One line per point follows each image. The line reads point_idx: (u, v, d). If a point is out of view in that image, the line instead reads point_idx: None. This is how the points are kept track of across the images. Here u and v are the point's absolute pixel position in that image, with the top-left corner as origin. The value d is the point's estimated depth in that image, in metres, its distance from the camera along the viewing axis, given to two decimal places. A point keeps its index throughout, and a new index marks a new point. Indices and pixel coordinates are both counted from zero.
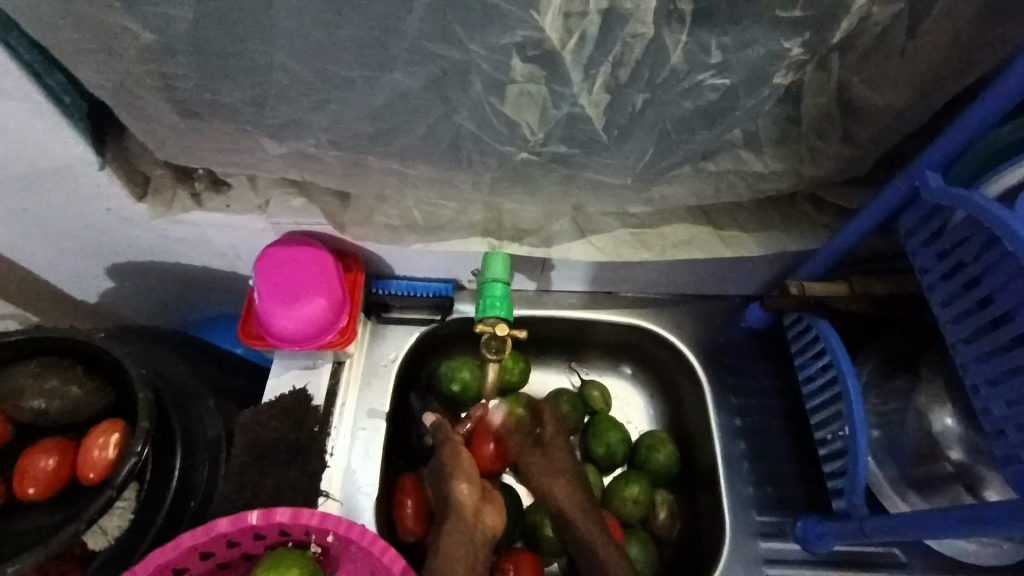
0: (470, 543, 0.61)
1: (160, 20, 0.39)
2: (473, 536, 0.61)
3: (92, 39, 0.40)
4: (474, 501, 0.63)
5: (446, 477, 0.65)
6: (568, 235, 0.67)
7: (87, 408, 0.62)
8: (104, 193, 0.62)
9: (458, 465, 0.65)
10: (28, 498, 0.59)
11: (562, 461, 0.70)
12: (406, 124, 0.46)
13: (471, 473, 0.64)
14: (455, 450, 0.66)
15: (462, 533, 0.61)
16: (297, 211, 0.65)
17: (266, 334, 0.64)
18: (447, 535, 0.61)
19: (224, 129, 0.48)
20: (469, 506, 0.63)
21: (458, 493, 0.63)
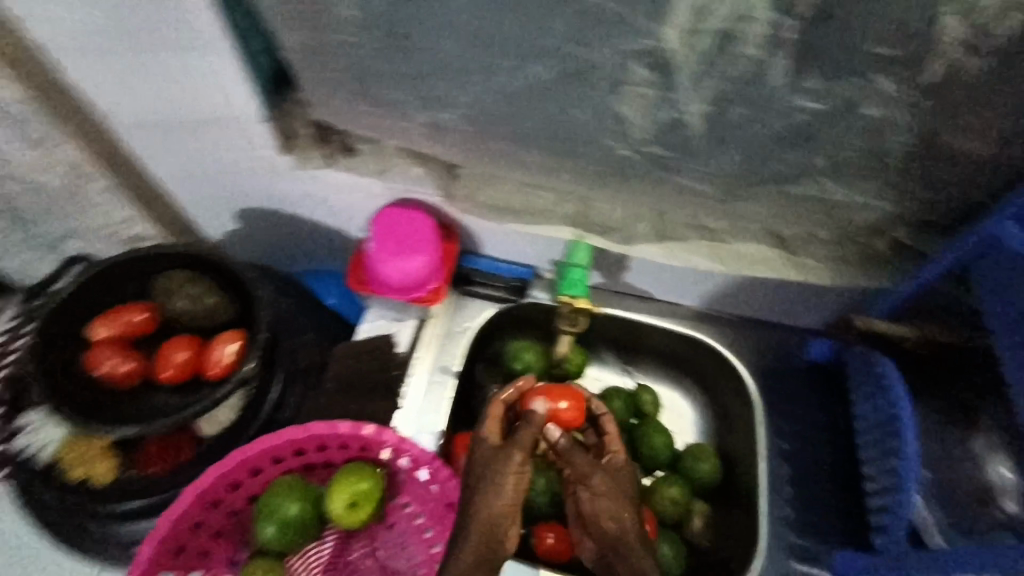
0: (489, 556, 0.55)
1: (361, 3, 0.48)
2: (491, 551, 0.55)
3: (301, 13, 0.51)
4: (503, 512, 0.56)
5: (491, 485, 0.57)
6: (647, 238, 0.73)
7: (218, 317, 0.74)
8: (260, 141, 0.75)
9: (501, 476, 0.57)
10: (162, 379, 0.71)
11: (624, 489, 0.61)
12: (531, 110, 0.54)
13: (512, 483, 0.57)
14: (517, 465, 0.58)
15: (483, 547, 0.55)
16: (413, 180, 0.74)
17: (371, 279, 0.73)
18: (467, 546, 0.54)
19: (379, 99, 0.58)
20: (495, 516, 0.56)
21: (494, 506, 0.56)
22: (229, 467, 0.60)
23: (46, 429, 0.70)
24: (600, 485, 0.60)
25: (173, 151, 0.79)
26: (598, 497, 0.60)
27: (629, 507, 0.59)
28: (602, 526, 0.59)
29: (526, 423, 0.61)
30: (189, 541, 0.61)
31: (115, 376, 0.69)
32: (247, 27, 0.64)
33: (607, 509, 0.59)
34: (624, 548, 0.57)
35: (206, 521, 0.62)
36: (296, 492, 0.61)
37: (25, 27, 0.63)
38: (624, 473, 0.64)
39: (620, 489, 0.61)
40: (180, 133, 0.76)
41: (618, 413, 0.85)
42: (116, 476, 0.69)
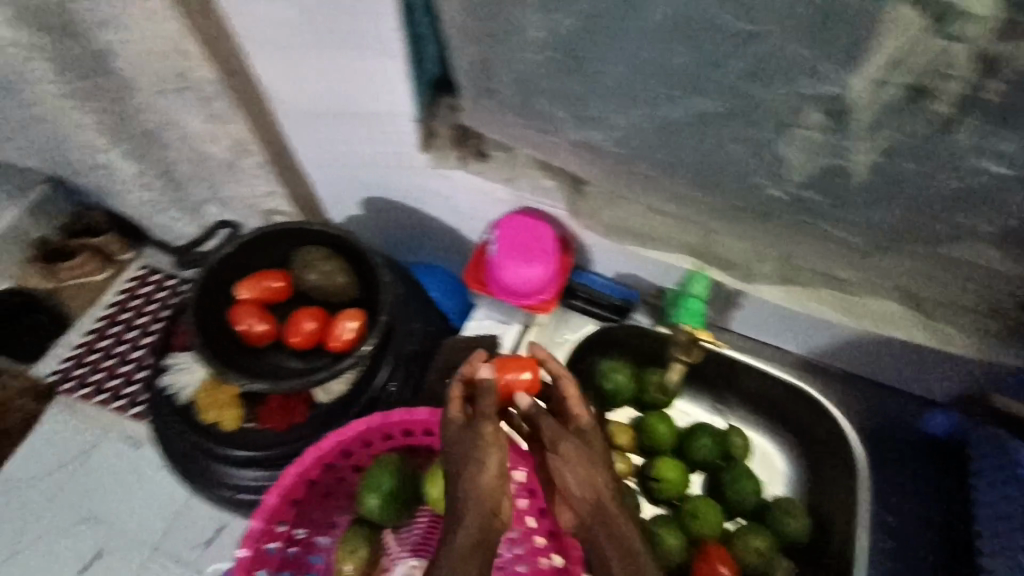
0: (485, 546, 0.51)
1: (547, 25, 0.51)
2: (487, 531, 0.51)
3: (485, 28, 0.54)
4: (494, 492, 0.53)
5: (473, 460, 0.54)
6: (771, 279, 0.71)
7: (344, 295, 0.80)
8: (403, 137, 0.80)
9: (488, 453, 0.54)
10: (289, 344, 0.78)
11: (599, 452, 0.58)
12: (685, 141, 0.55)
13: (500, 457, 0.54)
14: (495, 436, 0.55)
15: (478, 533, 0.51)
16: (542, 191, 0.77)
17: (490, 281, 0.76)
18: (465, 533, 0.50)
19: (535, 114, 0.60)
20: (488, 499, 0.52)
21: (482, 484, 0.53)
22: (347, 433, 0.65)
23: (187, 372, 0.80)
24: (570, 452, 0.58)
25: (324, 137, 0.87)
26: (572, 462, 0.57)
27: (603, 470, 0.57)
28: (582, 494, 0.56)
29: (485, 391, 0.58)
30: (302, 496, 0.66)
31: (251, 334, 0.76)
32: (421, 34, 0.69)
33: (579, 476, 0.56)
34: (608, 513, 0.55)
35: (319, 480, 0.67)
36: (393, 470, 0.64)
37: (229, 16, 0.71)
38: (598, 437, 0.60)
39: (594, 452, 0.58)
40: (335, 123, 0.82)
41: (705, 451, 0.84)
42: (240, 425, 0.76)
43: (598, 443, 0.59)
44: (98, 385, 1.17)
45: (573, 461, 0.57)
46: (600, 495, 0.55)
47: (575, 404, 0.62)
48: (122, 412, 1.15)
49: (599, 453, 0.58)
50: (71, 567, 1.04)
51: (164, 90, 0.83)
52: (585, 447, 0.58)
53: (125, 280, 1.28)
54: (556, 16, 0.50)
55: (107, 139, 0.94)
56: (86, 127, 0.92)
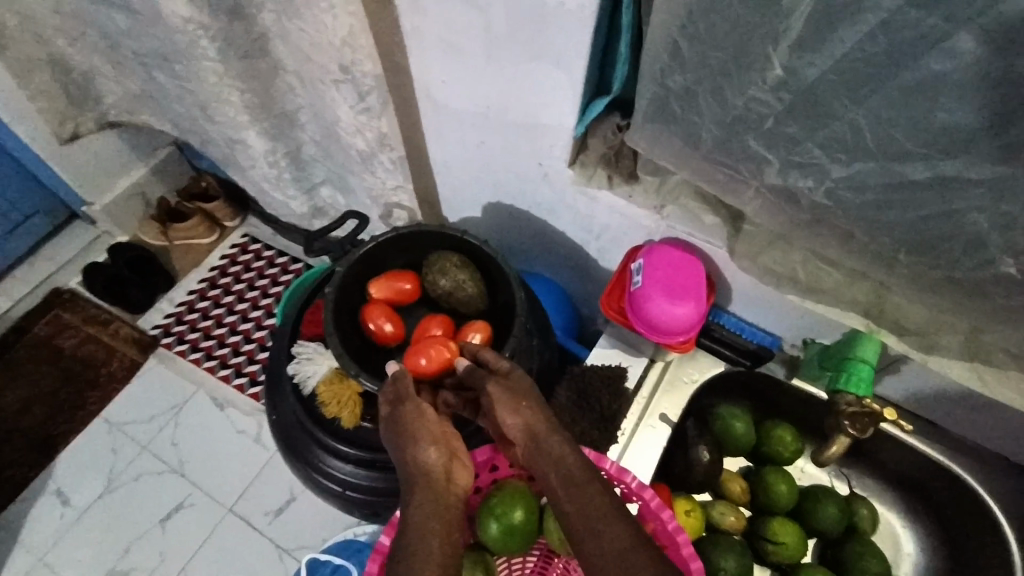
0: (443, 509, 0.53)
1: (795, 66, 0.49)
2: (443, 496, 0.55)
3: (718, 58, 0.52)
4: (438, 461, 0.57)
5: (408, 444, 0.58)
6: (952, 353, 0.64)
7: (472, 307, 0.78)
8: (554, 152, 0.78)
9: (418, 429, 0.59)
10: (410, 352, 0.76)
11: (520, 386, 0.61)
12: (909, 202, 0.53)
13: (433, 433, 0.58)
14: (415, 410, 0.61)
15: (430, 500, 0.54)
16: (697, 226, 0.73)
17: (631, 312, 0.71)
18: (418, 504, 0.53)
19: (740, 150, 0.58)
20: (436, 468, 0.56)
21: (422, 456, 0.57)
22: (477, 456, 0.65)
23: (313, 362, 0.79)
24: (496, 393, 0.60)
25: (470, 142, 0.86)
26: (498, 405, 0.60)
27: (522, 398, 0.59)
28: (512, 430, 0.59)
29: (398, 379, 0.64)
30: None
31: (380, 334, 0.76)
32: (610, 53, 0.67)
33: (506, 409, 0.59)
34: (539, 432, 0.57)
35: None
36: (521, 499, 0.62)
37: (406, 12, 0.71)
38: (515, 375, 0.62)
39: (512, 388, 0.60)
40: (487, 129, 0.82)
41: (832, 520, 0.76)
42: (358, 423, 0.76)
43: (520, 376, 0.62)
44: (194, 343, 1.22)
45: (497, 401, 0.60)
46: (527, 421, 0.58)
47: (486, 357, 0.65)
48: (212, 371, 1.19)
49: (520, 385, 0.61)
50: (155, 513, 1.07)
51: (326, 80, 0.84)
52: (504, 382, 0.61)
53: (228, 247, 1.33)
54: (805, 57, 0.48)
55: (255, 116, 0.96)
56: (233, 104, 0.93)
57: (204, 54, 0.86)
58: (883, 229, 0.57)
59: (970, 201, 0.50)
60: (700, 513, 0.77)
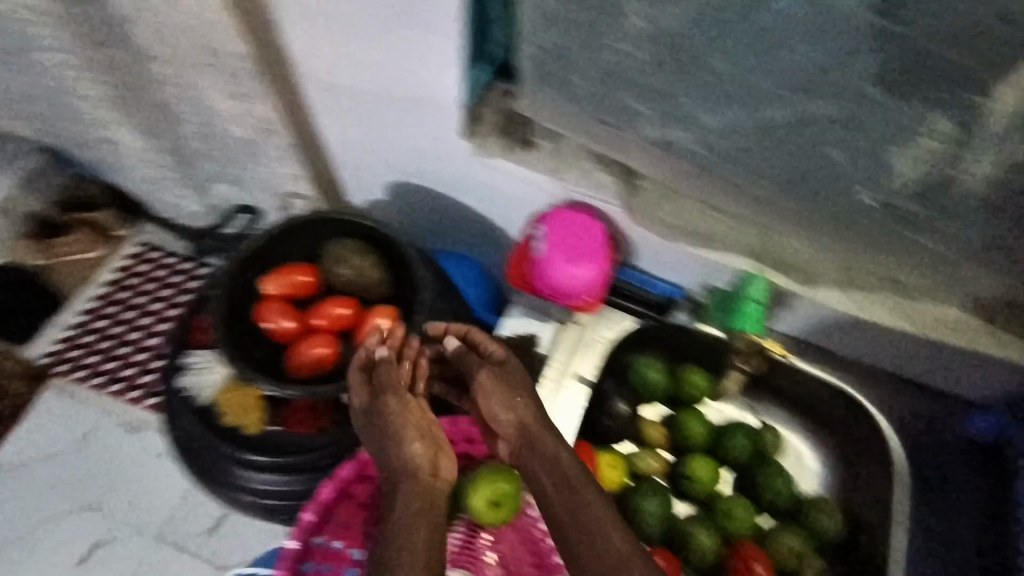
0: (428, 506, 0.58)
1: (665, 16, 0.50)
2: (427, 492, 0.59)
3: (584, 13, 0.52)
4: (427, 455, 0.60)
5: (396, 437, 0.60)
6: (831, 284, 0.69)
7: (377, 290, 0.76)
8: (447, 125, 0.77)
9: (407, 422, 0.61)
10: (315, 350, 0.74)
11: (515, 380, 0.64)
12: (773, 142, 0.56)
13: (423, 428, 0.61)
14: (404, 402, 0.62)
15: (417, 497, 0.58)
16: (592, 186, 0.74)
17: (536, 279, 0.74)
18: (405, 502, 0.57)
19: (617, 105, 0.59)
20: (423, 463, 0.60)
21: (412, 450, 0.60)
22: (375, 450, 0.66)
23: (208, 372, 0.77)
24: (490, 387, 0.64)
25: (364, 121, 0.84)
26: (491, 398, 0.64)
27: (518, 395, 0.63)
28: (504, 425, 0.63)
29: (386, 368, 0.65)
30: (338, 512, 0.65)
31: (279, 331, 0.74)
32: (489, 17, 0.67)
33: (502, 404, 0.63)
34: (529, 429, 0.62)
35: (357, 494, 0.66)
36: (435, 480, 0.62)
37: None
38: (512, 367, 0.66)
39: (507, 383, 0.64)
40: (379, 106, 0.79)
41: (741, 451, 0.82)
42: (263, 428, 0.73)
43: (517, 371, 0.65)
44: (93, 368, 1.10)
45: (491, 395, 0.64)
46: (521, 417, 0.63)
47: (481, 343, 0.67)
48: (119, 395, 1.09)
49: (516, 379, 0.64)
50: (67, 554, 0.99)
51: (195, 63, 0.78)
52: (502, 377, 0.64)
53: (123, 258, 1.19)
54: (663, 7, 0.50)
55: (123, 110, 0.88)
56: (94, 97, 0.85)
57: (46, 42, 0.81)
58: (758, 171, 0.59)
59: (824, 135, 0.54)
60: (623, 462, 0.80)
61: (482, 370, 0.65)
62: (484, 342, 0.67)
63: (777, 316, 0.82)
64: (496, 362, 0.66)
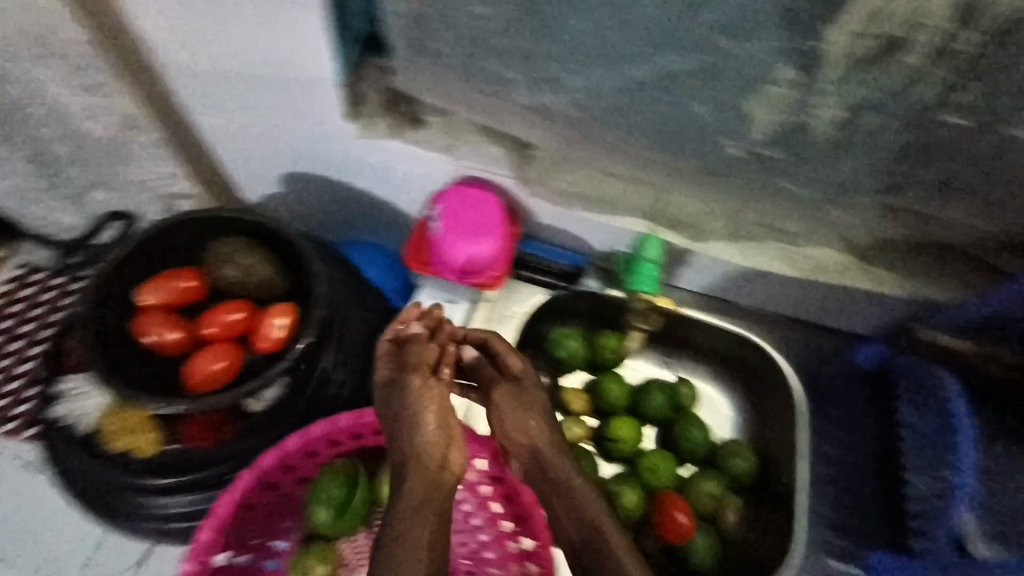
0: (434, 501, 0.53)
1: None
2: (436, 489, 0.53)
3: None
4: (442, 446, 0.55)
5: (413, 423, 0.55)
6: (721, 237, 0.72)
7: (270, 288, 0.73)
8: (327, 108, 0.74)
9: (427, 409, 0.55)
10: (208, 363, 0.69)
11: (537, 399, 0.61)
12: (642, 99, 0.57)
13: (446, 416, 0.55)
14: (426, 387, 0.56)
15: (424, 490, 0.53)
16: (485, 161, 0.73)
17: (436, 261, 0.72)
18: (410, 494, 0.53)
19: (485, 73, 0.59)
20: (435, 457, 0.54)
21: (427, 437, 0.55)
22: (266, 464, 0.61)
23: (85, 398, 0.71)
24: (506, 403, 0.61)
25: (241, 109, 0.78)
26: (511, 415, 0.60)
27: (542, 418, 0.60)
28: (518, 443, 0.60)
29: (411, 344, 0.59)
30: (243, 523, 0.63)
31: (163, 344, 0.69)
32: None
33: (517, 425, 0.60)
34: (545, 455, 0.60)
35: (258, 502, 0.63)
36: (344, 478, 0.62)
37: None
38: (535, 387, 0.62)
39: (531, 404, 0.61)
40: (254, 92, 0.75)
41: (661, 406, 0.85)
42: (158, 450, 0.68)
43: (534, 388, 0.62)
44: None
45: (512, 411, 0.60)
46: (539, 439, 0.60)
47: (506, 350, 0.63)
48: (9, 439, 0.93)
49: (536, 399, 0.61)
50: None
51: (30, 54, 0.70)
52: (519, 394, 0.61)
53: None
54: None
55: None
56: None
57: None
58: (632, 130, 0.60)
59: (685, 89, 0.55)
60: None
61: (502, 385, 0.62)
62: (507, 351, 0.63)
63: (681, 272, 0.85)
64: (517, 375, 0.62)
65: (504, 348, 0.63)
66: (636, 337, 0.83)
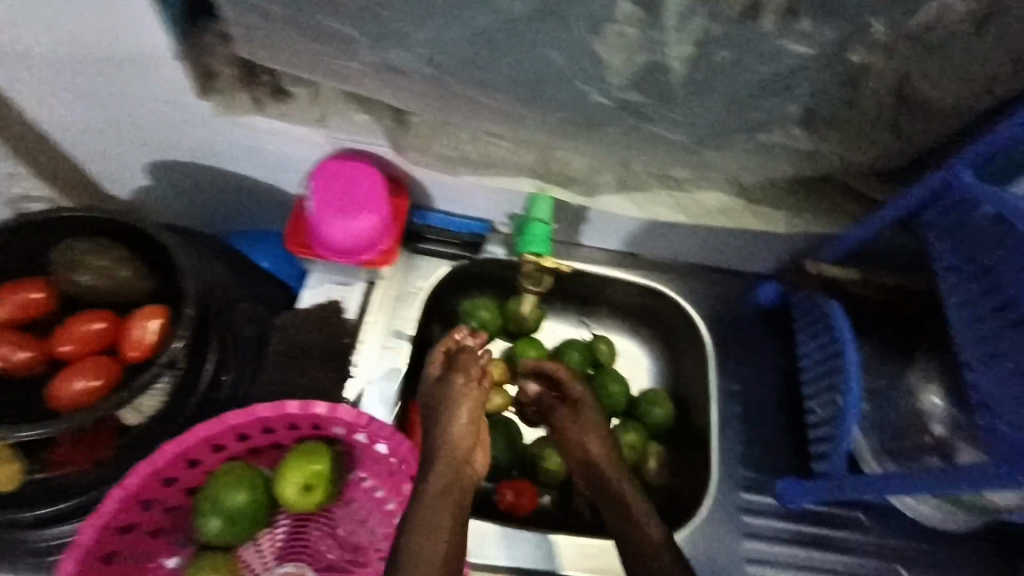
0: (456, 489, 0.61)
1: None
2: (456, 477, 0.61)
3: None
4: (467, 444, 0.64)
5: (445, 412, 0.64)
6: (611, 189, 0.70)
7: (135, 290, 0.68)
8: (174, 84, 0.66)
9: (464, 405, 0.65)
10: (66, 378, 0.63)
11: (588, 416, 0.74)
12: (498, 50, 0.53)
13: (475, 416, 0.65)
14: (466, 386, 0.66)
15: (450, 476, 0.61)
16: (356, 129, 0.68)
17: (316, 242, 0.69)
18: (438, 475, 0.61)
19: (325, 33, 0.53)
20: (462, 448, 0.63)
21: (458, 431, 0.64)
22: (134, 484, 0.55)
23: None
24: (566, 423, 0.75)
25: (71, 94, 0.69)
26: (568, 430, 0.74)
27: (602, 437, 0.73)
28: (575, 451, 0.73)
29: (465, 351, 0.68)
30: (120, 547, 0.58)
31: (11, 366, 0.63)
32: None
33: (576, 440, 0.73)
34: (599, 466, 0.72)
35: (135, 523, 0.58)
36: (240, 482, 0.60)
37: None
38: (592, 408, 0.75)
39: (590, 425, 0.74)
40: (80, 73, 0.65)
41: (576, 365, 0.84)
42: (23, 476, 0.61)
43: (591, 411, 0.75)
44: None
45: (569, 428, 0.74)
46: (591, 451, 0.72)
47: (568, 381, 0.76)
48: None
49: (589, 418, 0.74)
50: None
51: None
52: (578, 416, 0.75)
53: None
54: None
55: None
56: None
57: None
58: (494, 84, 0.56)
59: (538, 37, 0.52)
60: None
61: (566, 410, 0.76)
62: (569, 381, 0.76)
63: (583, 230, 0.84)
64: (574, 400, 0.76)
65: (559, 373, 0.76)
66: (529, 299, 0.80)
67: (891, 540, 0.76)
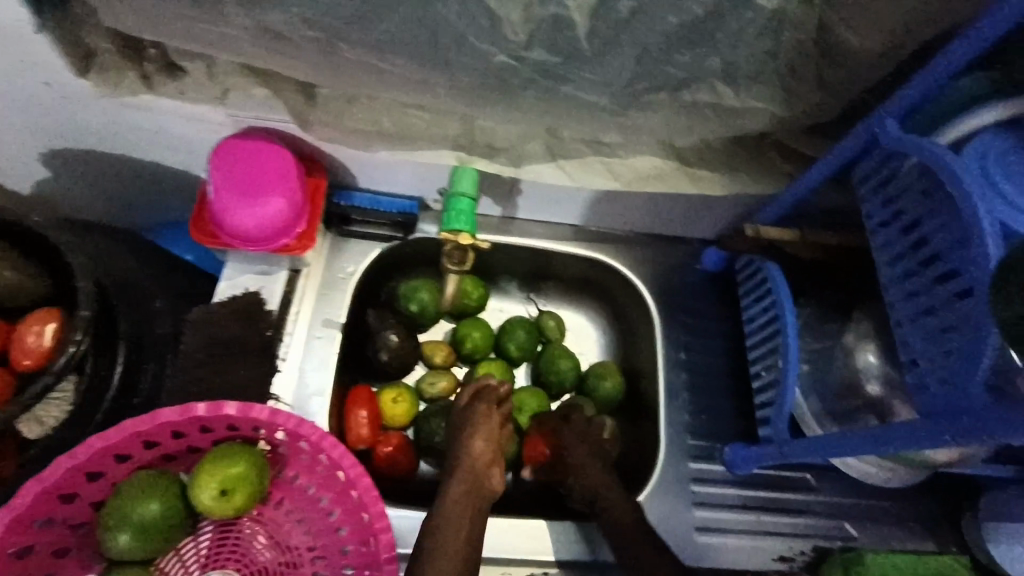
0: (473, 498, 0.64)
1: None
2: (477, 487, 0.65)
3: None
4: (485, 460, 0.66)
5: (468, 430, 0.68)
6: (539, 158, 0.67)
7: (28, 292, 0.62)
8: (45, 61, 0.57)
9: (482, 425, 0.68)
10: None
11: (594, 451, 0.72)
12: (385, 6, 0.48)
13: (490, 434, 0.68)
14: (487, 412, 0.69)
15: (468, 486, 0.64)
16: (258, 104, 0.62)
17: (222, 230, 0.63)
18: (458, 482, 0.64)
19: None
20: (482, 464, 0.66)
21: (478, 450, 0.66)
22: (25, 503, 0.52)
23: None
24: (574, 455, 0.73)
25: None
26: (578, 464, 0.72)
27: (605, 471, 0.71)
28: (577, 481, 0.71)
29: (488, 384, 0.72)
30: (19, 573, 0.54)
31: None
32: None
33: (582, 468, 0.72)
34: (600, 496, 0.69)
35: (34, 545, 0.54)
36: (151, 491, 0.56)
37: None
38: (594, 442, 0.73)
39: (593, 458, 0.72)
40: None
41: (521, 343, 0.82)
42: None
43: (595, 441, 0.73)
44: None
45: (575, 460, 0.72)
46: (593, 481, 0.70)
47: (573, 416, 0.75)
48: None
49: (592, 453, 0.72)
50: None
51: None
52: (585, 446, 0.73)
53: None
54: None
55: None
56: None
57: None
58: (388, 48, 0.52)
59: None
60: (412, 394, 0.77)
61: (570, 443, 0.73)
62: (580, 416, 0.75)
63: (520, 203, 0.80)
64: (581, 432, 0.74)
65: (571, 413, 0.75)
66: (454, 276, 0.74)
67: (839, 498, 0.76)
